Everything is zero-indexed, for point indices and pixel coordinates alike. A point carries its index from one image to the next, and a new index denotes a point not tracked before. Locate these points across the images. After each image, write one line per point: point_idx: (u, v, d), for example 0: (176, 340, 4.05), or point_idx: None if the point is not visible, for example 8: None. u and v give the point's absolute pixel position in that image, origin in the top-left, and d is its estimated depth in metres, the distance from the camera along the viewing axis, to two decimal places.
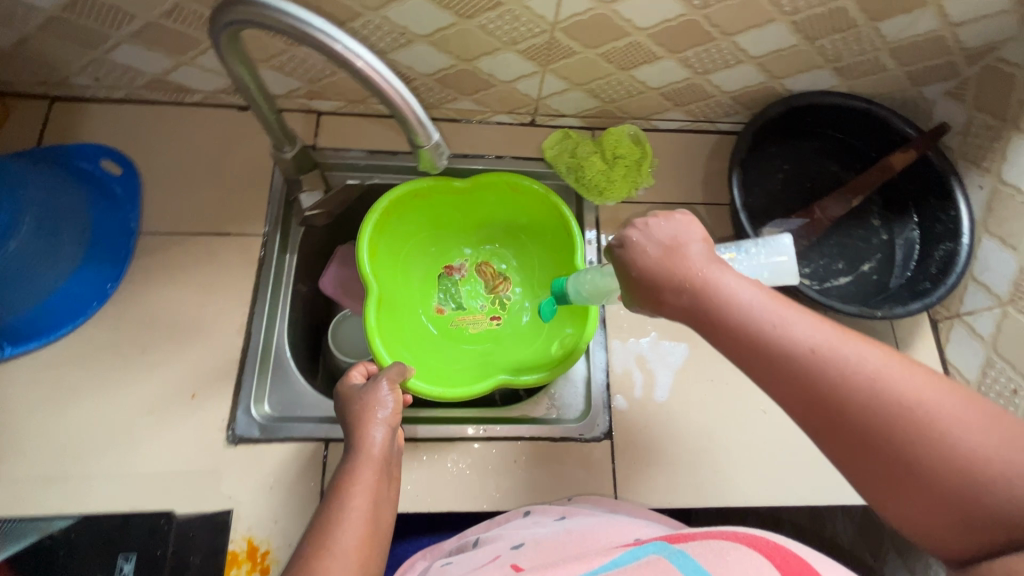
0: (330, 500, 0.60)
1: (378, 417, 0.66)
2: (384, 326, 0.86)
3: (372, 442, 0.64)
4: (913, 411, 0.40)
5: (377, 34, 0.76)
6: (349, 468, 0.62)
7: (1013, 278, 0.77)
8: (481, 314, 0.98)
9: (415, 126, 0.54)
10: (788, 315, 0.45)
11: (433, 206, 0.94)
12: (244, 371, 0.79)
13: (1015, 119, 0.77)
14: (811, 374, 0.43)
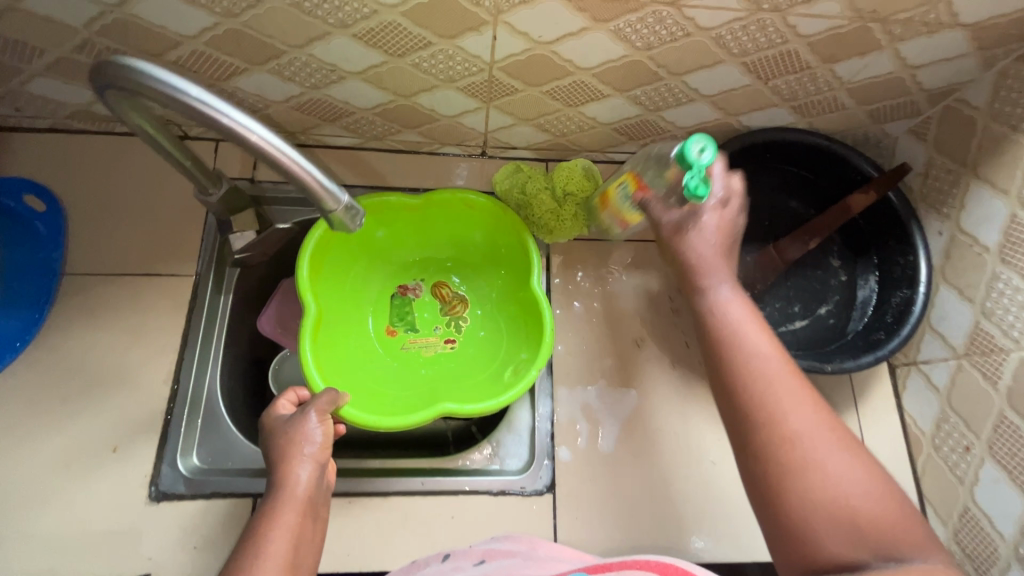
0: (247, 541, 0.57)
1: (304, 453, 0.63)
2: (321, 351, 0.80)
3: (297, 481, 0.61)
4: (816, 436, 0.49)
5: (306, 71, 0.71)
6: (270, 509, 0.58)
7: (968, 331, 0.75)
8: (435, 337, 0.90)
9: (320, 195, 0.51)
10: (759, 335, 0.56)
11: (385, 220, 0.87)
12: (171, 422, 0.76)
13: (974, 166, 0.74)
14: (755, 369, 0.53)
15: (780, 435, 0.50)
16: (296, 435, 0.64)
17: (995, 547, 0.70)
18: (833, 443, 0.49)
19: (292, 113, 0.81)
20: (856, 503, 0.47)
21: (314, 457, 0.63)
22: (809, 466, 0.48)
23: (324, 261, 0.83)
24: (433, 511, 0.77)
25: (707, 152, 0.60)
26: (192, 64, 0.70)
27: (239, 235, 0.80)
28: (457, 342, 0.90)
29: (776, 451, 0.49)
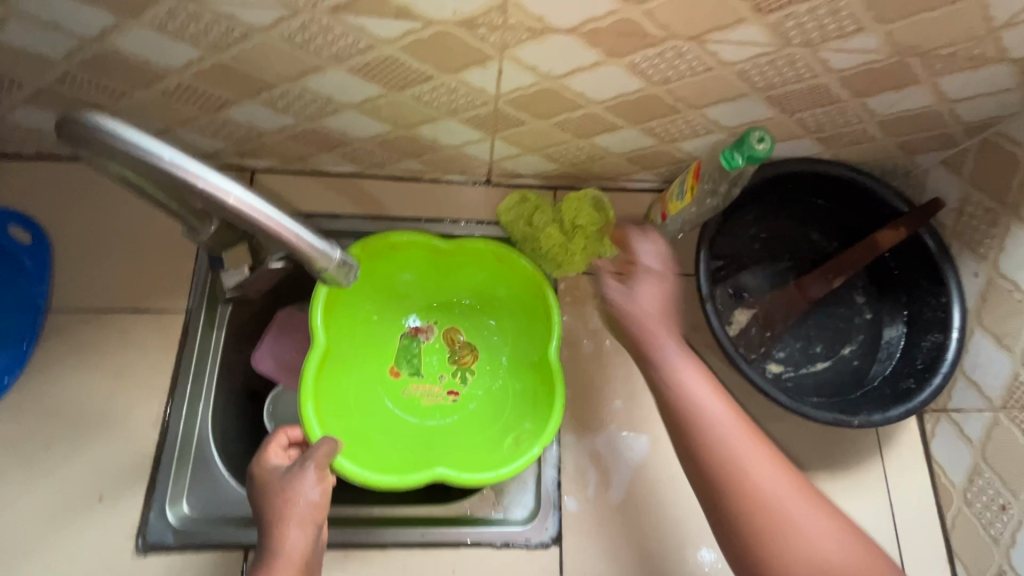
0: None
1: (300, 515, 0.58)
2: (322, 393, 0.75)
3: (291, 547, 0.56)
4: (783, 497, 0.55)
5: (300, 103, 0.67)
6: None
7: (1006, 382, 0.70)
8: (439, 386, 0.85)
9: (308, 255, 0.47)
10: (720, 409, 0.59)
11: (407, 256, 0.83)
12: (160, 468, 0.73)
13: (1015, 205, 0.69)
14: (721, 447, 0.57)
15: (759, 501, 0.55)
16: (289, 490, 0.59)
17: None
18: (799, 501, 0.56)
19: (288, 143, 0.77)
20: (832, 559, 0.54)
21: (301, 519, 0.58)
22: (798, 524, 0.54)
23: (337, 296, 0.79)
24: (434, 564, 0.73)
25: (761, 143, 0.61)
26: (180, 95, 0.66)
27: (233, 272, 0.76)
28: (462, 394, 0.84)
29: (758, 521, 0.55)
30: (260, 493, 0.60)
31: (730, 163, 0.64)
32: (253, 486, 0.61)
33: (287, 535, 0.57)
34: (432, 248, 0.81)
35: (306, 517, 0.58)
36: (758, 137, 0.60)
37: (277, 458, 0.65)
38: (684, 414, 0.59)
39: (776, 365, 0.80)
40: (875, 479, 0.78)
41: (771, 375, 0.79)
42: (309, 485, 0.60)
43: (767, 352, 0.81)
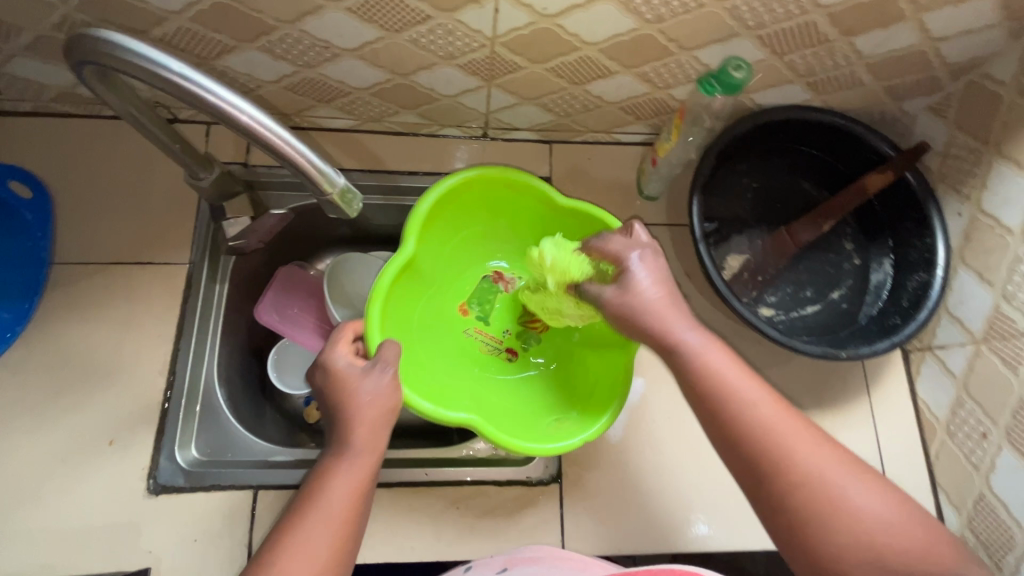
0: (310, 491, 0.58)
1: (372, 415, 0.61)
2: (394, 300, 0.74)
3: (363, 445, 0.60)
4: (825, 469, 0.53)
5: (299, 48, 0.68)
6: (336, 467, 0.58)
7: (987, 316, 0.73)
8: (500, 340, 0.85)
9: (313, 177, 0.49)
10: (748, 386, 0.56)
11: (506, 196, 0.80)
12: (168, 414, 0.74)
13: (997, 144, 0.71)
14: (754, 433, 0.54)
15: (804, 476, 0.52)
16: (360, 391, 0.62)
17: (1012, 534, 0.69)
18: (834, 473, 0.52)
19: (285, 94, 0.78)
20: (882, 536, 0.50)
21: (370, 424, 0.61)
22: (832, 504, 0.51)
23: (439, 217, 0.77)
24: (438, 502, 0.75)
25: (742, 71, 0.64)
26: (179, 41, 0.67)
27: (233, 222, 0.79)
28: (522, 356, 0.84)
29: (794, 505, 0.52)
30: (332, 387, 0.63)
31: (709, 88, 0.66)
32: (324, 380, 0.64)
33: (358, 436, 0.60)
34: (539, 198, 0.78)
35: (375, 421, 0.61)
36: (735, 64, 0.63)
37: (344, 355, 0.65)
38: (715, 399, 0.55)
39: (769, 310, 0.82)
40: (862, 417, 0.82)
41: (763, 317, 0.81)
42: (379, 390, 0.62)
43: (759, 297, 0.83)
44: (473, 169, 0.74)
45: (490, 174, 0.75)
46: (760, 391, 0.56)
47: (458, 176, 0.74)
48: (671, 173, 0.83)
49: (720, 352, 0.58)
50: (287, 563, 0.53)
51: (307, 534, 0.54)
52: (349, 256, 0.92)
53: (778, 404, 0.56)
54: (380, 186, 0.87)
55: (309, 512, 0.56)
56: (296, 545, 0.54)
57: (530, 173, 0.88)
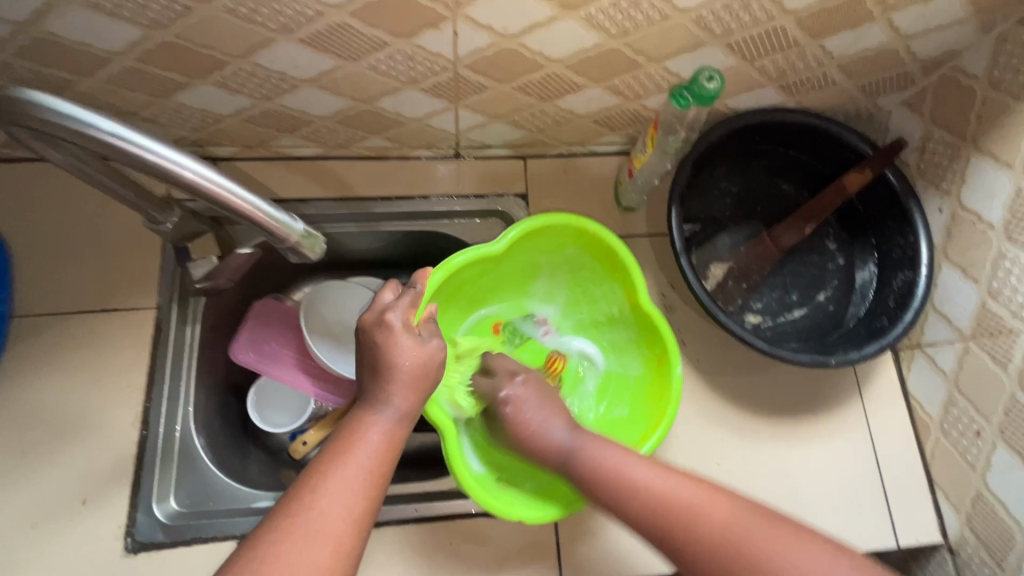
0: (339, 447, 0.54)
1: (410, 382, 0.57)
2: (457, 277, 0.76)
3: (398, 411, 0.57)
4: (729, 526, 0.55)
5: (254, 81, 0.66)
6: (368, 423, 0.56)
7: (974, 312, 0.72)
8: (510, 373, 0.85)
9: (269, 227, 0.47)
10: (634, 465, 0.61)
11: (595, 257, 0.79)
12: (143, 468, 0.71)
13: (974, 138, 0.70)
14: (656, 515, 0.57)
15: (709, 550, 0.55)
16: (414, 346, 0.58)
17: (1011, 533, 0.68)
18: (734, 525, 0.55)
19: (246, 126, 0.75)
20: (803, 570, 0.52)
21: (416, 381, 0.58)
22: (738, 549, 0.54)
23: (526, 243, 0.78)
24: (429, 539, 0.73)
25: (715, 82, 0.62)
26: (127, 81, 0.64)
27: (199, 262, 0.74)
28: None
29: (713, 557, 0.54)
30: (385, 336, 0.58)
31: (681, 99, 0.64)
32: (378, 329, 0.58)
33: (400, 391, 0.57)
34: (623, 279, 0.77)
35: (420, 379, 0.58)
36: (707, 75, 0.61)
37: (406, 309, 0.60)
38: (610, 487, 0.60)
39: (755, 317, 0.81)
40: (855, 417, 0.81)
41: (750, 326, 0.80)
42: (432, 349, 0.60)
43: (745, 304, 0.82)
44: (584, 221, 0.74)
45: (590, 232, 0.75)
46: (650, 468, 0.60)
47: (568, 220, 0.74)
48: (650, 183, 0.80)
49: (604, 445, 0.64)
50: (323, 509, 0.49)
51: (345, 480, 0.51)
52: (325, 285, 0.90)
53: (667, 470, 0.60)
54: (351, 213, 0.84)
55: (348, 460, 0.53)
56: (333, 489, 0.51)
57: (505, 190, 0.86)
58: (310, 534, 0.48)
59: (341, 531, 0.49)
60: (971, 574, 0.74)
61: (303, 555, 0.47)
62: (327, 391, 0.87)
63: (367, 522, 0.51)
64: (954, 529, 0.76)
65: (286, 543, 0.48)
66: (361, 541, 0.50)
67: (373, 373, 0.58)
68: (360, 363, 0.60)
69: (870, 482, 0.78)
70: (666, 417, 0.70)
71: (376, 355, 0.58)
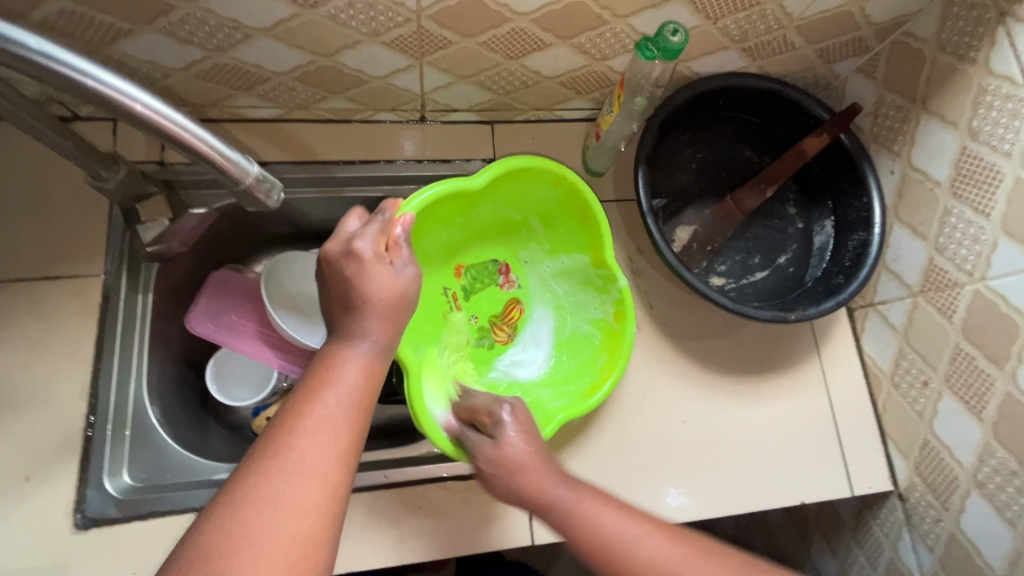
0: (310, 385, 0.52)
1: (377, 316, 0.56)
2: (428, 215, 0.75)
3: (366, 345, 0.55)
4: None
5: (205, 30, 0.62)
6: (335, 357, 0.54)
7: (922, 269, 0.75)
8: (463, 323, 0.85)
9: (221, 166, 0.45)
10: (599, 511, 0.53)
11: (566, 205, 0.79)
12: (93, 441, 0.68)
13: (923, 101, 0.73)
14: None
15: None
16: (388, 275, 0.58)
17: (955, 475, 0.73)
18: None
19: (198, 83, 0.71)
20: None
21: (392, 312, 0.57)
22: None
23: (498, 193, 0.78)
24: (399, 504, 0.72)
25: (680, 35, 0.61)
26: (63, 24, 0.60)
27: (148, 226, 0.72)
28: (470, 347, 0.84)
29: None
30: (355, 267, 0.57)
31: (647, 53, 0.63)
32: (347, 260, 0.58)
33: (375, 324, 0.56)
34: (593, 231, 0.78)
35: (394, 311, 0.58)
36: (671, 28, 0.61)
37: (376, 237, 0.60)
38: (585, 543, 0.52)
39: (719, 279, 0.83)
40: (814, 373, 0.84)
41: (715, 287, 0.82)
42: (405, 280, 0.59)
43: (709, 266, 0.84)
44: (560, 165, 0.73)
45: (570, 180, 0.75)
46: (644, 525, 0.52)
47: (543, 162, 0.74)
48: (617, 147, 0.81)
49: (596, 501, 0.54)
50: (306, 445, 0.47)
51: (325, 416, 0.49)
52: (287, 256, 0.88)
53: (671, 538, 0.51)
54: (313, 178, 0.81)
55: (326, 393, 0.51)
56: (312, 426, 0.48)
57: (472, 155, 0.85)
58: (294, 473, 0.46)
59: (326, 467, 0.47)
60: (918, 517, 0.78)
61: (288, 495, 0.45)
62: (289, 361, 0.84)
63: (354, 456, 0.49)
64: (903, 476, 0.80)
65: (268, 484, 0.45)
66: (349, 478, 0.48)
67: (345, 308, 0.57)
68: (328, 300, 0.59)
69: (827, 435, 0.82)
70: (617, 369, 0.71)
71: (348, 290, 0.57)
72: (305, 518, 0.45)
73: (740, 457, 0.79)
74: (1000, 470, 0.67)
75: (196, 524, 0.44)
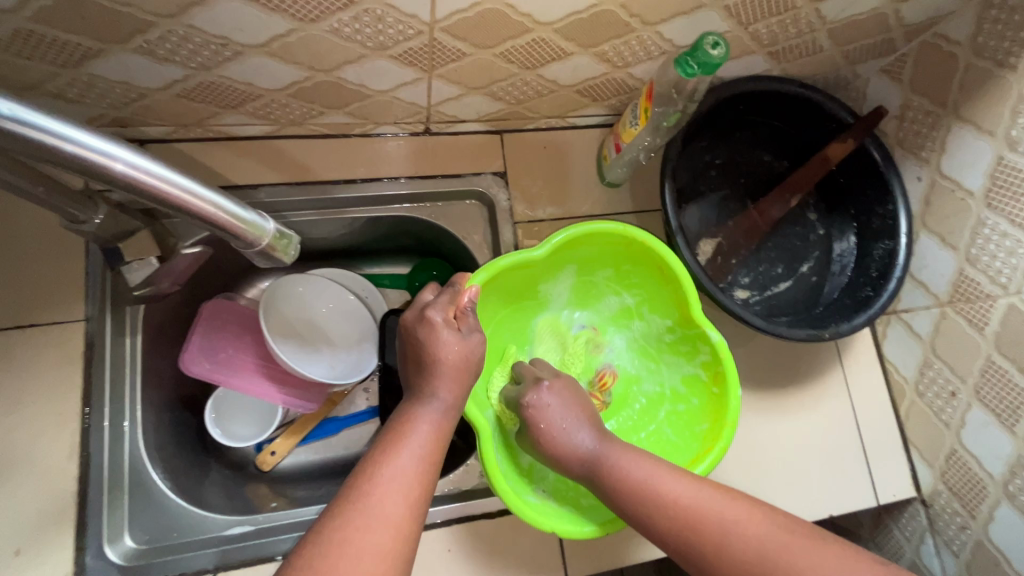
0: (384, 440, 0.55)
1: (446, 378, 0.60)
2: (497, 285, 0.72)
3: (436, 404, 0.58)
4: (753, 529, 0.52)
5: (188, 47, 0.55)
6: (407, 415, 0.57)
7: (952, 278, 0.74)
8: None
9: (231, 226, 0.41)
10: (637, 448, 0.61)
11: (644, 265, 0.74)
12: (88, 505, 0.62)
13: (955, 106, 0.70)
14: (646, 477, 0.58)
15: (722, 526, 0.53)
16: (456, 341, 0.61)
17: (983, 485, 0.73)
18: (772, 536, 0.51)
19: (179, 101, 0.63)
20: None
21: (459, 373, 0.61)
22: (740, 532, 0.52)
23: (572, 254, 0.74)
24: (424, 547, 0.68)
25: (720, 48, 0.57)
26: (21, 46, 0.52)
27: (137, 265, 0.65)
28: None
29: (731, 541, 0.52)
30: (428, 332, 0.61)
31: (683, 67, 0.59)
32: (421, 325, 0.62)
33: (446, 383, 0.60)
34: (674, 292, 0.73)
35: (462, 373, 0.61)
36: (712, 41, 0.56)
37: (445, 307, 0.63)
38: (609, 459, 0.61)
39: (743, 292, 0.81)
40: (838, 382, 0.83)
41: (740, 301, 0.79)
42: (471, 345, 0.62)
43: (733, 280, 0.81)
44: (628, 226, 0.69)
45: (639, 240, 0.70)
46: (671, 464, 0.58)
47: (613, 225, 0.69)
48: (637, 159, 0.76)
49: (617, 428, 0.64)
50: (382, 494, 0.50)
51: (400, 468, 0.52)
52: (285, 280, 0.82)
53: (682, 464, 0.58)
54: (309, 201, 0.74)
55: (400, 447, 0.54)
56: (389, 476, 0.51)
57: (483, 169, 0.79)
58: (373, 521, 0.48)
59: (400, 515, 0.49)
60: (943, 524, 0.79)
61: (369, 543, 0.46)
62: (294, 396, 0.81)
63: (423, 505, 0.51)
64: (926, 483, 0.80)
65: (350, 529, 0.47)
66: (418, 527, 0.50)
67: (419, 365, 0.61)
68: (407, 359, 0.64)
69: (851, 445, 0.81)
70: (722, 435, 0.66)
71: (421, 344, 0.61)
72: (382, 563, 0.46)
73: (769, 475, 0.78)
74: None
75: (283, 560, 0.46)
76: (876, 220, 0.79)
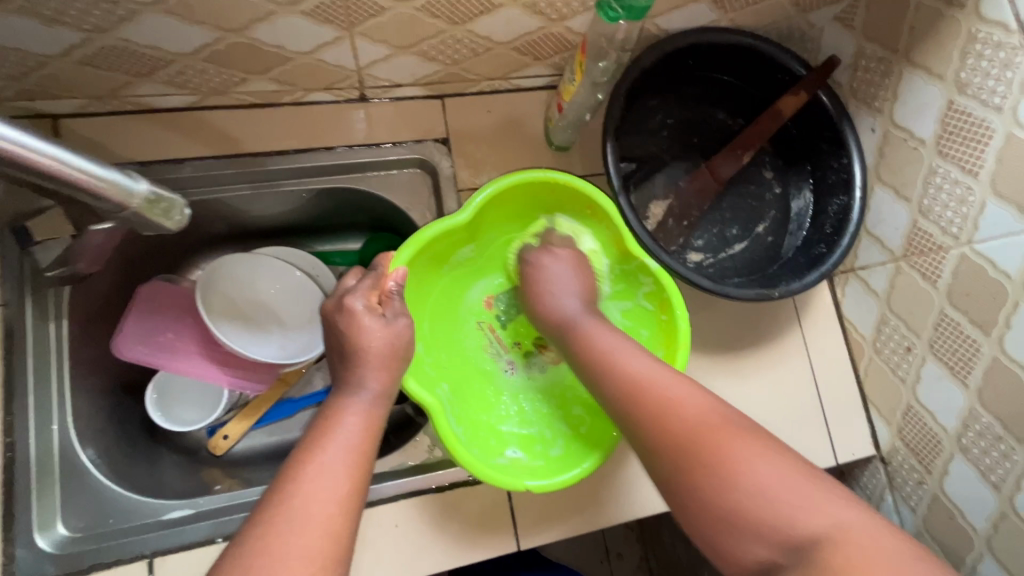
0: (313, 436, 0.53)
1: (377, 369, 0.58)
2: (428, 255, 0.70)
3: (366, 397, 0.56)
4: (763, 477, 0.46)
5: (78, 7, 0.51)
6: (338, 409, 0.55)
7: (906, 232, 0.72)
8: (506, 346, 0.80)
9: (97, 190, 0.39)
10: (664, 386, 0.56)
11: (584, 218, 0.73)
12: (15, 494, 0.60)
13: (906, 51, 0.67)
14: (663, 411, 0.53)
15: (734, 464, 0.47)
16: (382, 326, 0.60)
17: (938, 439, 0.72)
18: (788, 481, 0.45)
19: (86, 71, 0.60)
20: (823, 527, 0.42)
21: (388, 360, 0.59)
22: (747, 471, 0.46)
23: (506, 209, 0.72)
24: (370, 525, 0.67)
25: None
26: None
27: (47, 246, 0.64)
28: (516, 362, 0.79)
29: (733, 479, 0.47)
30: (349, 320, 0.59)
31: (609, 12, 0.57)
32: (339, 314, 0.60)
33: (376, 373, 0.58)
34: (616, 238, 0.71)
35: (390, 361, 0.59)
36: None
37: (367, 293, 0.61)
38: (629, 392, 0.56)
39: (696, 254, 0.79)
40: (796, 342, 0.82)
41: (692, 264, 0.77)
42: (396, 329, 0.60)
43: (686, 243, 0.79)
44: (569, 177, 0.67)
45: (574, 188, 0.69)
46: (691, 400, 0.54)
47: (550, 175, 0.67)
48: (581, 118, 0.73)
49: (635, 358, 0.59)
50: (307, 493, 0.47)
51: (327, 464, 0.50)
52: (224, 261, 0.79)
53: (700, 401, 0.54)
54: (241, 174, 0.71)
55: (329, 443, 0.52)
56: (315, 473, 0.49)
57: (424, 136, 0.76)
58: (297, 522, 0.45)
59: (327, 513, 0.47)
60: (901, 480, 0.78)
61: (292, 545, 0.44)
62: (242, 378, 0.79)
63: (354, 502, 0.49)
64: (885, 440, 0.80)
65: (272, 532, 0.45)
66: (348, 525, 0.48)
67: (351, 344, 0.59)
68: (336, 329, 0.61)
69: (809, 404, 0.80)
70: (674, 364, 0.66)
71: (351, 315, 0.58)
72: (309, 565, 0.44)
73: None
74: (984, 435, 0.66)
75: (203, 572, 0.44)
76: (832, 175, 0.76)
